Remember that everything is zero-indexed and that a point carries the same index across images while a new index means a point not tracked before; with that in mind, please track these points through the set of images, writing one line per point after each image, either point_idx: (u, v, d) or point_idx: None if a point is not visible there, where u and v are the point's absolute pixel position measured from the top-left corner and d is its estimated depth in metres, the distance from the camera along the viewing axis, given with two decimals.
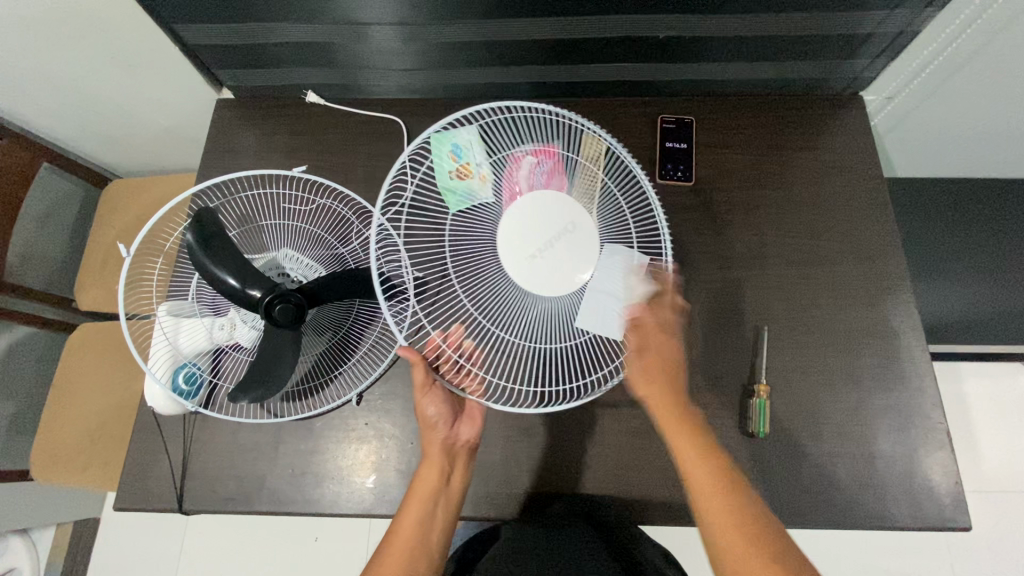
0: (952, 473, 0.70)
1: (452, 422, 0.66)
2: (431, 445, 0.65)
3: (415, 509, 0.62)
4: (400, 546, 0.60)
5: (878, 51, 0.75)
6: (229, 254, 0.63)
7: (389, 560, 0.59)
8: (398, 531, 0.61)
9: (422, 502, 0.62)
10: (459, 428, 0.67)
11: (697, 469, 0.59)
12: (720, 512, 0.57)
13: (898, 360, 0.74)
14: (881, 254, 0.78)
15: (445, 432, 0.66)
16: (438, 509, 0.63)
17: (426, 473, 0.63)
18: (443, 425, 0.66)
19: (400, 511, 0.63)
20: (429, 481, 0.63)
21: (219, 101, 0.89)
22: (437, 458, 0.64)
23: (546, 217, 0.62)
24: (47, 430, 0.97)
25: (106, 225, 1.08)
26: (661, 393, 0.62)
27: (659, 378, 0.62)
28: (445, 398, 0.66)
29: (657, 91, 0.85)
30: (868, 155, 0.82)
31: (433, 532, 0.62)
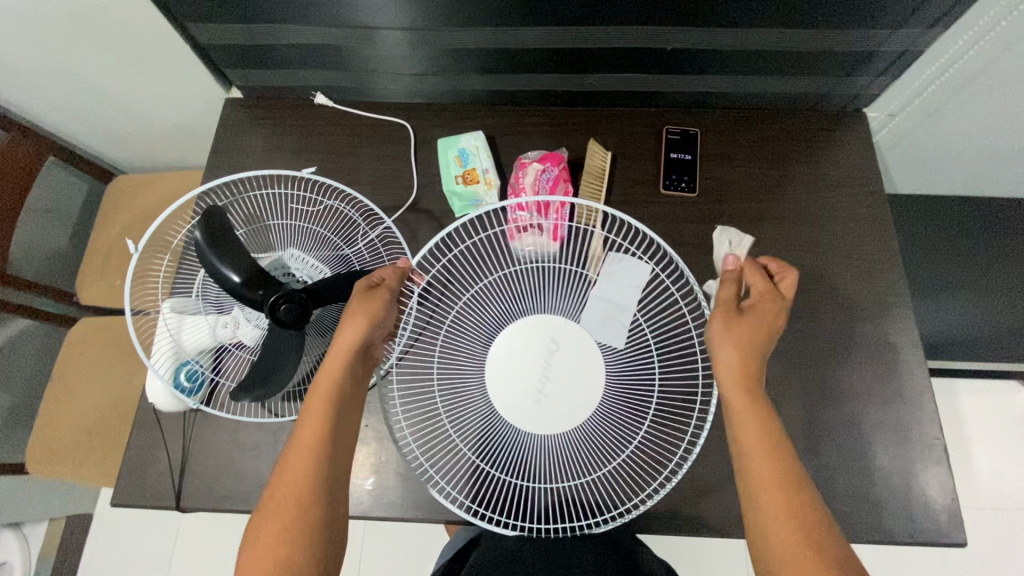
0: (948, 489, 0.70)
1: (377, 329, 0.60)
2: (342, 339, 0.58)
3: (320, 407, 0.55)
4: (303, 447, 0.54)
5: (881, 69, 0.77)
6: (233, 253, 0.63)
7: (291, 464, 0.53)
8: (300, 434, 0.55)
9: (329, 402, 0.56)
10: (377, 331, 0.61)
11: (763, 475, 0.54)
12: (770, 472, 0.53)
13: (897, 375, 0.75)
14: (881, 269, 0.79)
15: (365, 333, 0.59)
16: (344, 410, 0.57)
17: (331, 369, 0.57)
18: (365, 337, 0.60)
19: (304, 412, 0.56)
20: (335, 374, 0.57)
21: (228, 100, 0.89)
22: (347, 353, 0.58)
23: (532, 340, 0.63)
24: (45, 423, 0.97)
25: (108, 220, 1.08)
26: (737, 357, 0.58)
27: (744, 345, 0.59)
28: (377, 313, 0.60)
29: (664, 103, 0.86)
30: (870, 171, 0.83)
31: (340, 438, 0.56)
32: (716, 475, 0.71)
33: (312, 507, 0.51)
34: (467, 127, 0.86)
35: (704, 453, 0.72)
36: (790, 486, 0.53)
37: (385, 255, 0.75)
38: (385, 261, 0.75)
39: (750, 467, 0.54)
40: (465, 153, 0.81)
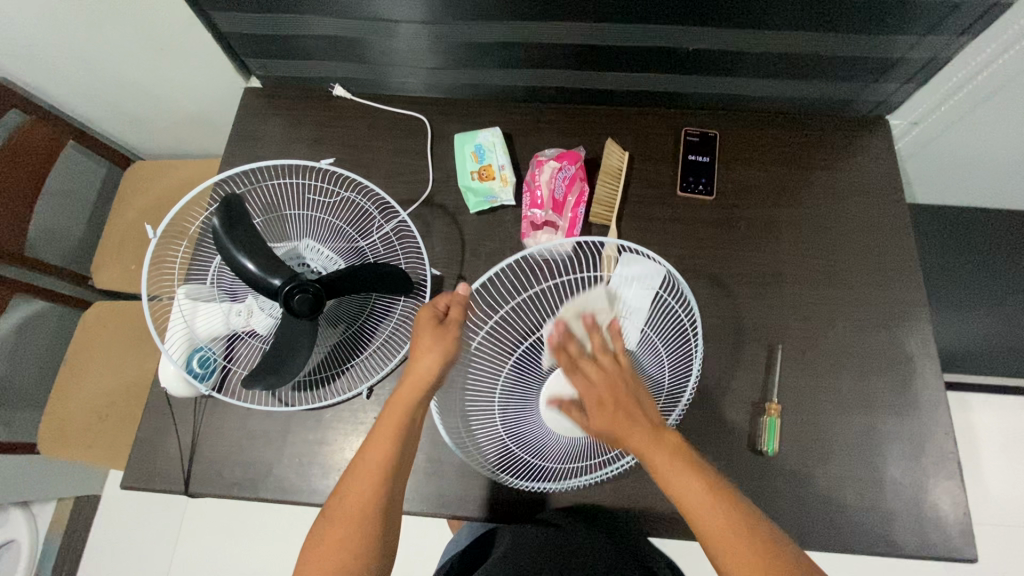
0: (960, 503, 0.69)
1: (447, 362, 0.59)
2: (418, 366, 0.59)
3: (388, 434, 0.57)
4: (366, 472, 0.55)
5: (906, 75, 0.75)
6: (249, 241, 0.63)
7: (353, 488, 0.55)
8: (365, 457, 0.57)
9: (394, 436, 0.57)
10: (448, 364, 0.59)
11: (680, 480, 0.55)
12: (726, 539, 0.52)
13: (911, 386, 0.74)
14: (898, 278, 0.78)
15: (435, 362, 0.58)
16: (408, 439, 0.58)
17: (404, 400, 0.58)
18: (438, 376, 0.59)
19: (371, 435, 0.58)
20: (406, 410, 0.58)
21: (247, 90, 0.89)
22: (420, 384, 0.58)
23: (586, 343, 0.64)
24: (57, 404, 0.98)
25: (125, 205, 1.09)
26: (636, 441, 0.56)
27: (621, 426, 0.57)
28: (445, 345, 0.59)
29: (682, 104, 0.85)
30: (890, 179, 0.82)
31: (401, 471, 0.57)
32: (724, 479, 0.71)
33: (359, 536, 0.53)
34: (484, 123, 0.86)
35: (714, 457, 0.71)
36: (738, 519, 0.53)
37: (399, 248, 0.75)
38: (399, 255, 0.75)
39: (720, 556, 0.52)
40: (481, 149, 0.81)
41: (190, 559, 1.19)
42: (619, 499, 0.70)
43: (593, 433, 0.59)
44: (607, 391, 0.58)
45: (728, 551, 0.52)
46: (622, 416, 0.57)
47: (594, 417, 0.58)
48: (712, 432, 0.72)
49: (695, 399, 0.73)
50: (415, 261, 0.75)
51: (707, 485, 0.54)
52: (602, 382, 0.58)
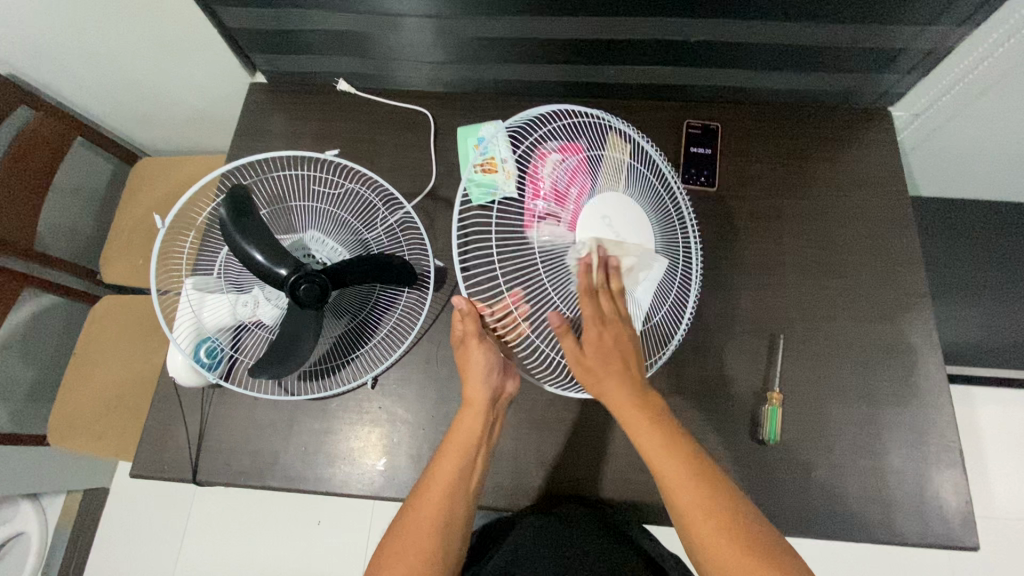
0: (963, 493, 0.69)
1: (500, 374, 0.65)
2: (475, 388, 0.64)
3: (458, 453, 0.61)
4: (437, 491, 0.60)
5: (907, 66, 0.75)
6: (259, 232, 0.64)
7: (423, 506, 0.59)
8: (438, 477, 0.60)
9: (462, 453, 0.62)
10: (504, 376, 0.66)
11: (668, 457, 0.57)
12: (695, 493, 0.55)
13: (913, 376, 0.74)
14: (900, 268, 0.78)
15: (492, 381, 0.65)
16: (479, 456, 0.63)
17: (470, 423, 0.63)
18: (492, 376, 0.65)
19: (440, 456, 0.62)
20: (473, 431, 0.63)
21: (252, 86, 0.90)
22: (481, 402, 0.64)
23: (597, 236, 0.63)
24: (67, 396, 0.99)
25: (132, 201, 1.10)
26: (610, 384, 0.61)
27: (612, 365, 0.61)
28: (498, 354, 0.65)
29: (684, 97, 0.86)
30: (892, 170, 0.82)
31: (467, 489, 0.61)
32: (727, 467, 0.71)
33: (433, 546, 0.57)
34: (487, 116, 0.87)
35: (714, 447, 0.72)
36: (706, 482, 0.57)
37: (403, 240, 0.76)
38: (403, 246, 0.76)
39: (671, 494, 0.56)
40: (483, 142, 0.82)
41: (199, 551, 1.21)
42: (621, 490, 0.70)
43: (578, 362, 0.61)
44: (610, 331, 0.61)
45: (690, 502, 0.55)
46: (610, 358, 0.61)
47: (591, 348, 0.61)
48: (714, 421, 0.73)
49: (699, 388, 0.74)
50: (417, 249, 0.76)
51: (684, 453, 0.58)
52: (608, 321, 0.61)
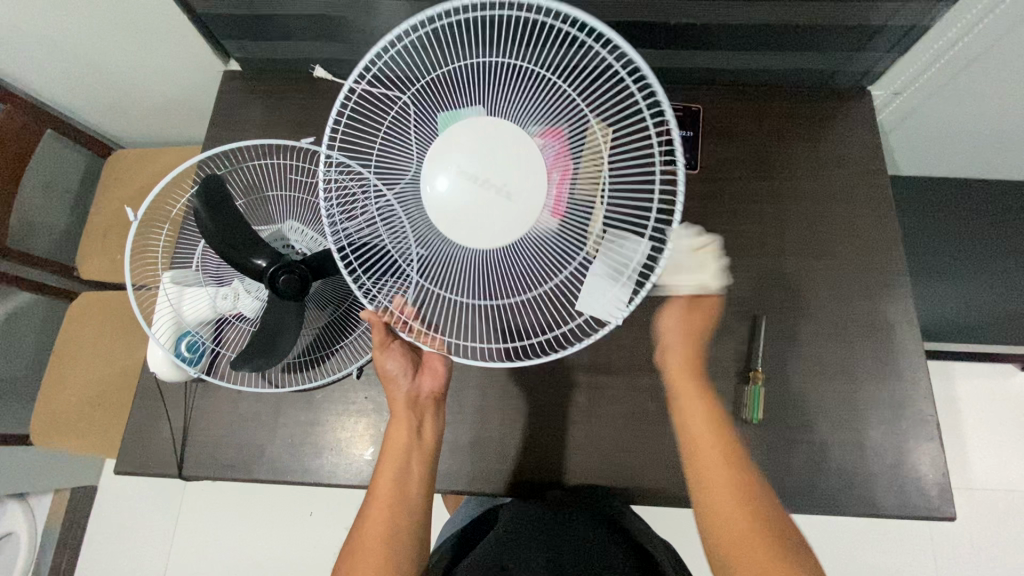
0: (940, 465, 0.71)
1: (414, 374, 0.66)
2: (393, 397, 0.65)
3: (389, 465, 0.63)
4: (378, 503, 0.61)
5: (887, 44, 0.75)
6: (236, 225, 0.62)
7: (370, 522, 0.61)
8: (377, 491, 0.62)
9: (394, 461, 0.63)
10: (418, 376, 0.67)
11: (726, 499, 0.58)
12: (726, 494, 0.58)
13: (891, 352, 0.75)
14: (878, 245, 0.79)
15: (406, 386, 0.66)
16: (415, 461, 0.64)
17: (395, 431, 0.64)
18: (404, 379, 0.65)
19: (377, 472, 0.64)
20: (400, 440, 0.64)
21: (227, 73, 0.88)
22: (401, 410, 0.65)
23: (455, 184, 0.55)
24: (50, 393, 0.98)
25: (107, 194, 1.08)
26: (693, 402, 0.64)
27: (701, 382, 0.65)
28: (406, 357, 0.65)
29: (666, 78, 0.85)
30: (871, 148, 0.83)
31: (411, 492, 0.63)
32: None
33: (380, 563, 0.59)
34: None
35: None
36: (759, 530, 0.56)
37: None
38: None
39: (721, 535, 0.57)
40: None
41: (192, 544, 1.21)
42: (607, 473, 0.71)
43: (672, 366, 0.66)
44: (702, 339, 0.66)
45: (725, 512, 0.57)
46: (703, 376, 0.65)
47: (682, 349, 0.66)
48: None
49: None
50: None
51: (746, 485, 0.58)
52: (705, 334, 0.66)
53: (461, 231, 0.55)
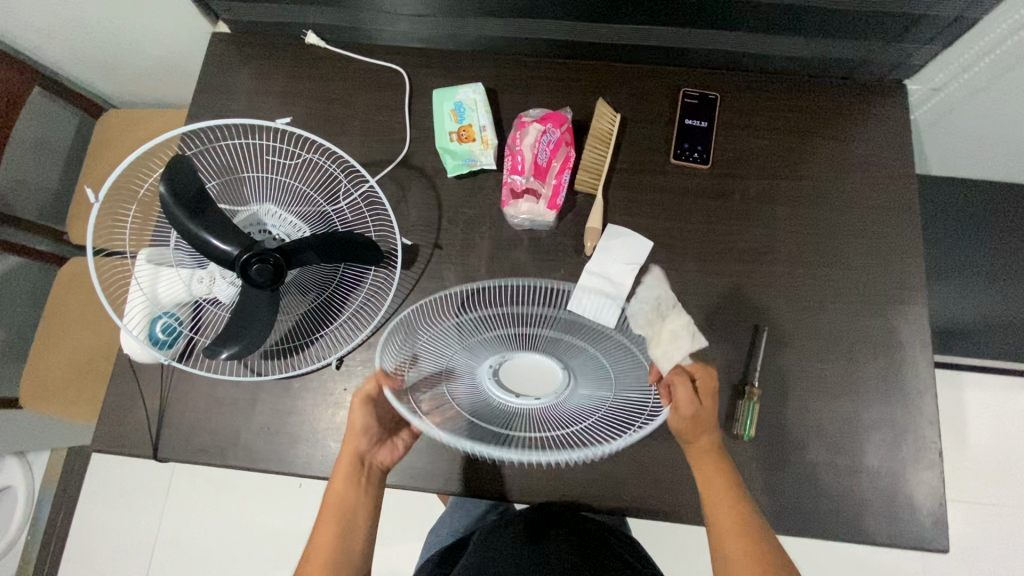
0: (937, 495, 0.68)
1: (373, 440, 0.65)
2: (343, 458, 0.64)
3: (329, 525, 0.63)
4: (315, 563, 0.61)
5: (928, 36, 0.68)
6: (205, 209, 0.59)
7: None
8: (314, 547, 0.62)
9: (333, 522, 0.63)
10: (379, 443, 0.65)
11: None
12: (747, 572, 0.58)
13: (899, 373, 0.71)
14: (897, 257, 0.74)
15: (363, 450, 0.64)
16: (356, 522, 0.63)
17: (339, 488, 0.63)
18: (364, 445, 0.64)
19: (319, 522, 0.64)
20: (341, 501, 0.63)
21: (215, 36, 0.83)
22: (348, 467, 0.64)
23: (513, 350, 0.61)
24: (37, 358, 0.98)
25: (98, 156, 1.05)
26: (715, 480, 0.61)
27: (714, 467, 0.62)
28: (372, 422, 0.63)
29: (682, 60, 0.79)
30: (899, 150, 0.77)
31: (346, 556, 0.62)
32: None
33: None
34: (466, 77, 0.80)
35: None
36: None
37: (369, 217, 0.71)
38: (368, 222, 0.71)
39: None
40: (461, 107, 0.76)
41: None
42: (588, 482, 0.68)
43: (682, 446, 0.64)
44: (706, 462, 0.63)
45: None
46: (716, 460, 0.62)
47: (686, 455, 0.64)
48: None
49: None
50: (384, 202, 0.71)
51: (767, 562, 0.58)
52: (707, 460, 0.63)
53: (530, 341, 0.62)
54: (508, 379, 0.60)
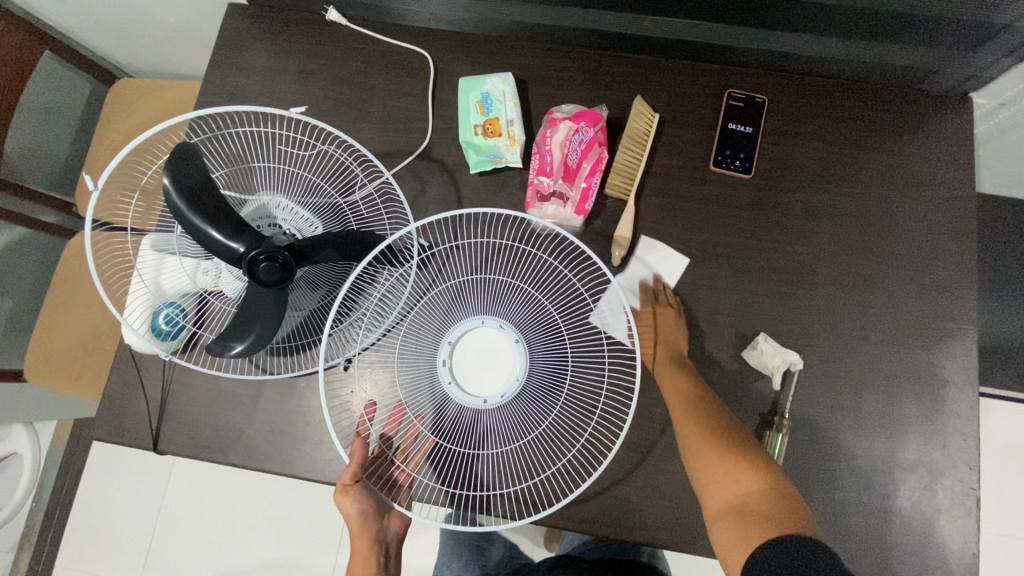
0: (970, 544, 0.64)
1: (382, 515, 0.65)
2: (356, 541, 0.63)
3: None
4: None
5: (1006, 49, 0.62)
6: (211, 202, 0.56)
7: None
8: None
9: None
10: (387, 516, 0.66)
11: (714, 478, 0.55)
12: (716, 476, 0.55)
13: (940, 412, 0.66)
14: (947, 286, 0.69)
15: (375, 528, 0.64)
16: None
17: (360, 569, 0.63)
18: (375, 522, 0.64)
19: None
20: None
21: (230, 8, 0.78)
22: (364, 549, 0.63)
23: (465, 362, 0.61)
24: (43, 332, 0.96)
25: (108, 128, 1.01)
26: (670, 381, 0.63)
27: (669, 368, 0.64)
28: (372, 500, 0.63)
29: (728, 60, 0.73)
30: (959, 169, 0.71)
31: None
32: None
33: None
34: (494, 65, 0.75)
35: None
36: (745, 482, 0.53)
37: (383, 211, 0.66)
38: (384, 219, 0.66)
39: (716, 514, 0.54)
40: (488, 98, 0.71)
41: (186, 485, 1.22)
42: (600, 506, 0.65)
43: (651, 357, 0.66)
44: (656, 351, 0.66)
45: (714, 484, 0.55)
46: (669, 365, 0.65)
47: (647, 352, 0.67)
48: None
49: None
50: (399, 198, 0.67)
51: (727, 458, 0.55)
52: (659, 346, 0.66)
53: (477, 347, 0.61)
54: (466, 382, 0.60)
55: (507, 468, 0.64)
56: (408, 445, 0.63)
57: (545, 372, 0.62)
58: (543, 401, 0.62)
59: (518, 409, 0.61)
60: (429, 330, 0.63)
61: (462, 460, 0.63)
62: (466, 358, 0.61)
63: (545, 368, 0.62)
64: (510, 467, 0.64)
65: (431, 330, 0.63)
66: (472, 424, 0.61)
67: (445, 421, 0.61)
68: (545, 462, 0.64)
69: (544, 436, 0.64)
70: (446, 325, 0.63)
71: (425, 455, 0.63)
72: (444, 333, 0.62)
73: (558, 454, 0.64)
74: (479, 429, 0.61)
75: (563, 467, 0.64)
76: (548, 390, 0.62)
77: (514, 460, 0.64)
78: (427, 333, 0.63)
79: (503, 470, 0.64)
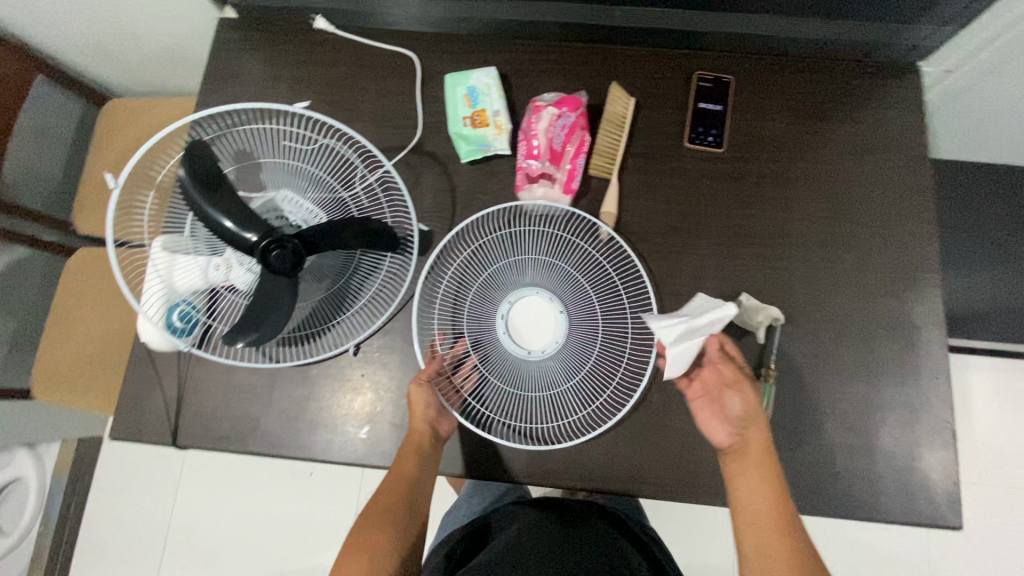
0: (950, 473, 0.68)
1: (437, 414, 0.67)
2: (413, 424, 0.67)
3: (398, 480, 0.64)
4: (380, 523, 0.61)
5: (944, 17, 0.68)
6: (225, 194, 0.60)
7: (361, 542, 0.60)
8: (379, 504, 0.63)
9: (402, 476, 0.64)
10: (444, 414, 0.68)
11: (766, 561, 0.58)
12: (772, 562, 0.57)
13: (913, 354, 0.71)
14: (911, 239, 0.74)
15: (429, 420, 0.67)
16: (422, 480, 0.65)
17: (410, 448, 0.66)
18: (429, 417, 0.67)
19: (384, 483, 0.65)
20: (411, 458, 0.65)
21: (222, 22, 0.82)
22: (417, 434, 0.66)
23: (524, 313, 0.69)
24: (49, 349, 0.97)
25: (102, 146, 1.04)
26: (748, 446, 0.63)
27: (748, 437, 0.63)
28: (434, 400, 0.67)
29: (695, 44, 0.78)
30: (912, 132, 0.76)
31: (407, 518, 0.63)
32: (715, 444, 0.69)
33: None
34: (478, 61, 0.80)
35: None
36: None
37: (385, 202, 0.70)
38: (385, 208, 0.71)
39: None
40: (474, 91, 0.75)
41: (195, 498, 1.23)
42: (606, 465, 0.69)
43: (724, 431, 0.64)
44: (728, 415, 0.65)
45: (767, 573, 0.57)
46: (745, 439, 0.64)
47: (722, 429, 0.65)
48: None
49: None
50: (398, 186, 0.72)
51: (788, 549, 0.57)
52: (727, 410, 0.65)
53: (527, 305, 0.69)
54: (518, 333, 0.68)
55: (540, 413, 0.68)
56: (464, 382, 0.68)
57: (579, 336, 0.69)
58: (576, 359, 0.68)
59: (563, 357, 0.68)
60: (484, 292, 0.70)
61: (504, 407, 0.68)
62: (523, 310, 0.69)
63: (577, 334, 0.69)
64: (543, 415, 0.68)
65: (487, 290, 0.70)
66: (516, 367, 0.68)
67: (493, 367, 0.68)
68: (574, 410, 0.68)
69: (578, 390, 0.68)
70: (498, 283, 0.70)
71: (470, 396, 0.68)
72: (499, 292, 0.70)
73: (587, 404, 0.68)
74: (522, 374, 0.68)
75: (588, 415, 0.68)
76: (580, 350, 0.68)
77: (546, 411, 0.68)
78: (482, 290, 0.70)
79: (539, 416, 0.68)
